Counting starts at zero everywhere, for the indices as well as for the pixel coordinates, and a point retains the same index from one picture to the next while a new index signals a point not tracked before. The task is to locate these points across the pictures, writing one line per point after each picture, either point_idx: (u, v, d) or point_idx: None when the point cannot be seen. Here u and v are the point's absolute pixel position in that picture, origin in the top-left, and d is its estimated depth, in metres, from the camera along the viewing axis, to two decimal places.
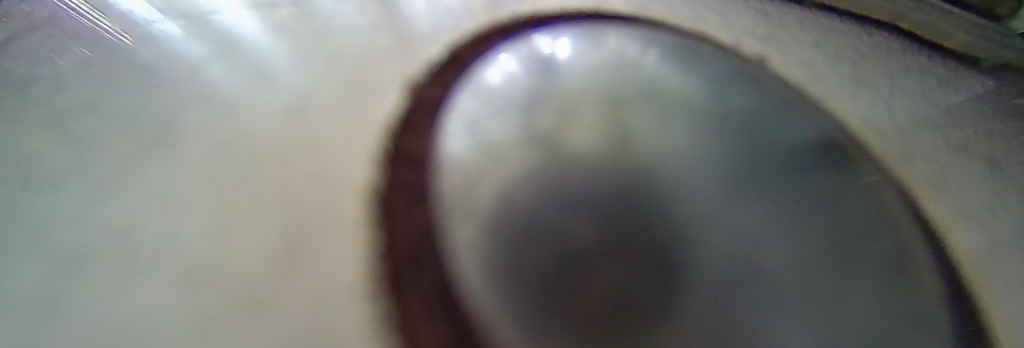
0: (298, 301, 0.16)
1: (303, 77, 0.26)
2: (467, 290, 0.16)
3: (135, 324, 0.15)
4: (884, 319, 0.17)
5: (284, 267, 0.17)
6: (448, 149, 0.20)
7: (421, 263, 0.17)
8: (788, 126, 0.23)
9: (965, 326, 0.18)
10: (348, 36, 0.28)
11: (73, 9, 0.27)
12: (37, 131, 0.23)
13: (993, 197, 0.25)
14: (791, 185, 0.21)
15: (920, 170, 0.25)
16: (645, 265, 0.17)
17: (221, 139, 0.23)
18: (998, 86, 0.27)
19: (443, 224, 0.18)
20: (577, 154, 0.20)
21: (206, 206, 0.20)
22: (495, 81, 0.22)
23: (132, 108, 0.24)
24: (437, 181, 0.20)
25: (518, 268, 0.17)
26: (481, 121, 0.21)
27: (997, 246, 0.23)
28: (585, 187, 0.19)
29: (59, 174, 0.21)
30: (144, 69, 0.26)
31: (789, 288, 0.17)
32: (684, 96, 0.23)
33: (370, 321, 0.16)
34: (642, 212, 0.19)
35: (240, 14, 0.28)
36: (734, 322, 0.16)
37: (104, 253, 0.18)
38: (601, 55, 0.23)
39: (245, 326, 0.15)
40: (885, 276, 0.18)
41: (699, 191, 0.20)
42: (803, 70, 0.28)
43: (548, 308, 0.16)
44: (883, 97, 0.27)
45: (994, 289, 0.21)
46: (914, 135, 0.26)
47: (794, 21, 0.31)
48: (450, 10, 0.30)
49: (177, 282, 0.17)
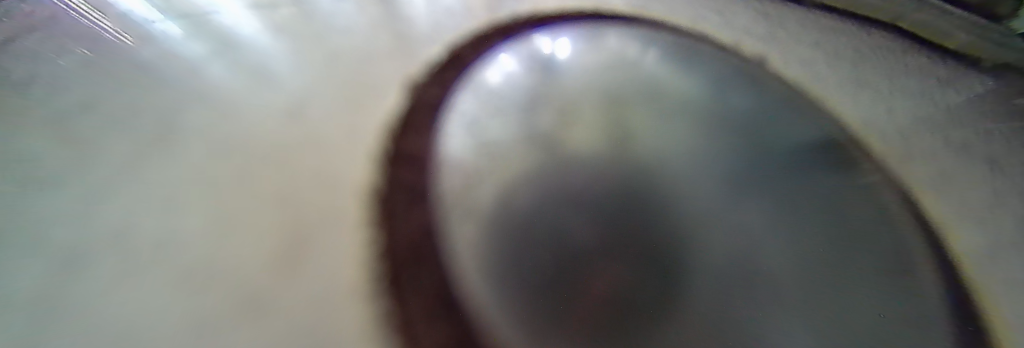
0: (297, 301, 0.16)
1: (303, 77, 0.26)
2: (467, 291, 0.16)
3: (130, 324, 0.15)
4: (881, 318, 0.17)
5: (284, 266, 0.17)
6: (448, 150, 0.20)
7: (422, 264, 0.17)
8: (789, 127, 0.23)
9: (965, 326, 0.19)
10: (348, 37, 0.28)
11: (73, 9, 0.27)
12: (43, 131, 0.23)
13: (990, 197, 0.25)
14: (789, 185, 0.21)
15: (918, 171, 0.25)
16: (646, 266, 0.17)
17: (221, 139, 0.23)
18: (1002, 85, 0.27)
19: (443, 224, 0.18)
20: (578, 154, 0.20)
21: (207, 207, 0.20)
22: (495, 81, 0.22)
23: (133, 110, 0.24)
24: (436, 181, 0.19)
25: (519, 268, 0.17)
26: (481, 121, 0.20)
27: (1000, 245, 0.23)
28: (586, 186, 0.19)
29: (62, 175, 0.21)
30: (144, 69, 0.26)
31: (788, 288, 0.17)
32: (683, 97, 0.23)
33: (370, 321, 0.16)
34: (643, 212, 0.19)
35: (240, 13, 0.28)
36: (737, 323, 0.16)
37: (106, 251, 0.18)
38: (601, 56, 0.23)
39: (244, 327, 0.15)
40: (882, 276, 0.18)
41: (699, 192, 0.20)
42: (803, 70, 0.28)
43: (547, 307, 0.16)
44: (883, 97, 0.27)
45: (995, 288, 0.22)
46: (913, 136, 0.26)
47: (795, 20, 0.30)
48: (450, 10, 0.29)
49: (179, 283, 0.17)
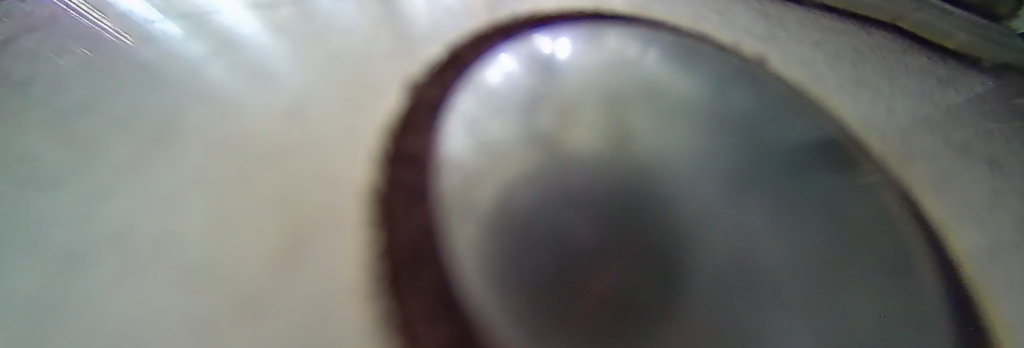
0: (297, 301, 0.16)
1: (303, 77, 0.26)
2: (467, 291, 0.16)
3: (131, 324, 0.15)
4: (881, 318, 0.17)
5: (283, 265, 0.17)
6: (448, 150, 0.20)
7: (422, 264, 0.17)
8: (788, 127, 0.23)
9: (965, 326, 0.19)
10: (348, 37, 0.28)
11: (73, 9, 0.27)
12: (44, 131, 0.23)
13: (990, 197, 0.25)
14: (789, 185, 0.21)
15: (918, 171, 0.25)
16: (646, 265, 0.17)
17: (221, 139, 0.23)
18: (1002, 86, 0.27)
19: (443, 224, 0.18)
20: (578, 153, 0.20)
21: (207, 207, 0.20)
22: (495, 81, 0.22)
23: (133, 110, 0.24)
24: (436, 181, 0.19)
25: (519, 267, 0.17)
26: (481, 121, 0.20)
27: (999, 246, 0.23)
28: (586, 186, 0.19)
29: (62, 175, 0.21)
30: (144, 69, 0.26)
31: (787, 289, 0.17)
32: (683, 97, 0.23)
33: (370, 321, 0.16)
34: (643, 212, 0.19)
35: (240, 13, 0.28)
36: (737, 322, 0.16)
37: (105, 251, 0.18)
38: (601, 56, 0.23)
39: (244, 326, 0.15)
40: (883, 276, 0.18)
41: (699, 192, 0.20)
42: (803, 70, 0.28)
43: (548, 307, 0.16)
44: (883, 97, 0.27)
45: (995, 288, 0.22)
46: (913, 136, 0.26)
47: (795, 20, 0.30)
48: (450, 10, 0.29)
49: (179, 283, 0.17)
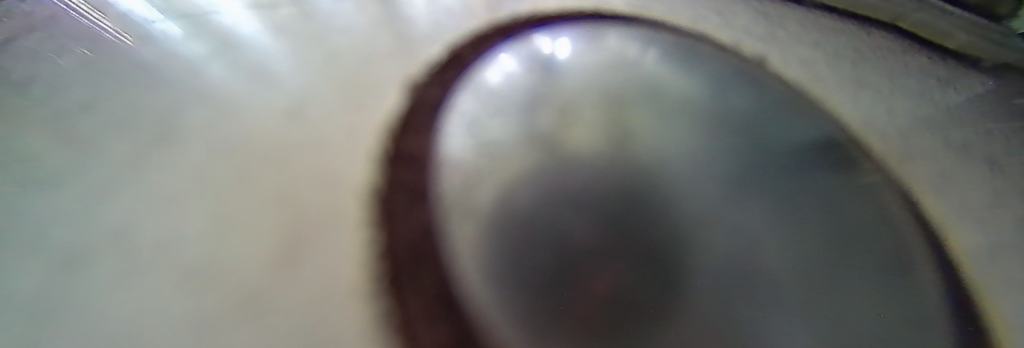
0: (297, 301, 0.16)
1: (303, 76, 0.26)
2: (467, 291, 0.16)
3: (132, 324, 0.15)
4: (881, 318, 0.17)
5: (283, 265, 0.17)
6: (448, 150, 0.20)
7: (422, 264, 0.17)
8: (788, 127, 0.23)
9: (965, 327, 0.19)
10: (348, 37, 0.28)
11: (73, 9, 0.27)
12: (45, 131, 0.23)
13: (990, 197, 0.25)
14: (790, 185, 0.21)
15: (918, 170, 0.25)
16: (646, 266, 0.17)
17: (220, 139, 0.23)
18: (1001, 86, 0.27)
19: (443, 224, 0.18)
20: (579, 153, 0.20)
21: (206, 206, 0.20)
22: (495, 81, 0.22)
23: (133, 110, 0.24)
24: (437, 181, 0.19)
25: (519, 268, 0.17)
26: (481, 121, 0.20)
27: (999, 246, 0.24)
28: (585, 187, 0.20)
29: (62, 175, 0.21)
30: (144, 69, 0.26)
31: (786, 289, 0.17)
32: (683, 97, 0.23)
33: (370, 321, 0.16)
34: (644, 212, 0.19)
35: (240, 13, 0.28)
36: (735, 322, 0.16)
37: (106, 251, 0.18)
38: (601, 56, 0.23)
39: (244, 326, 0.15)
40: (882, 277, 0.18)
41: (699, 192, 0.20)
42: (803, 70, 0.28)
43: (548, 308, 0.16)
44: (883, 97, 0.27)
45: (995, 288, 0.22)
46: (913, 136, 0.26)
47: (795, 20, 0.30)
48: (450, 10, 0.29)
49: (179, 283, 0.17)
